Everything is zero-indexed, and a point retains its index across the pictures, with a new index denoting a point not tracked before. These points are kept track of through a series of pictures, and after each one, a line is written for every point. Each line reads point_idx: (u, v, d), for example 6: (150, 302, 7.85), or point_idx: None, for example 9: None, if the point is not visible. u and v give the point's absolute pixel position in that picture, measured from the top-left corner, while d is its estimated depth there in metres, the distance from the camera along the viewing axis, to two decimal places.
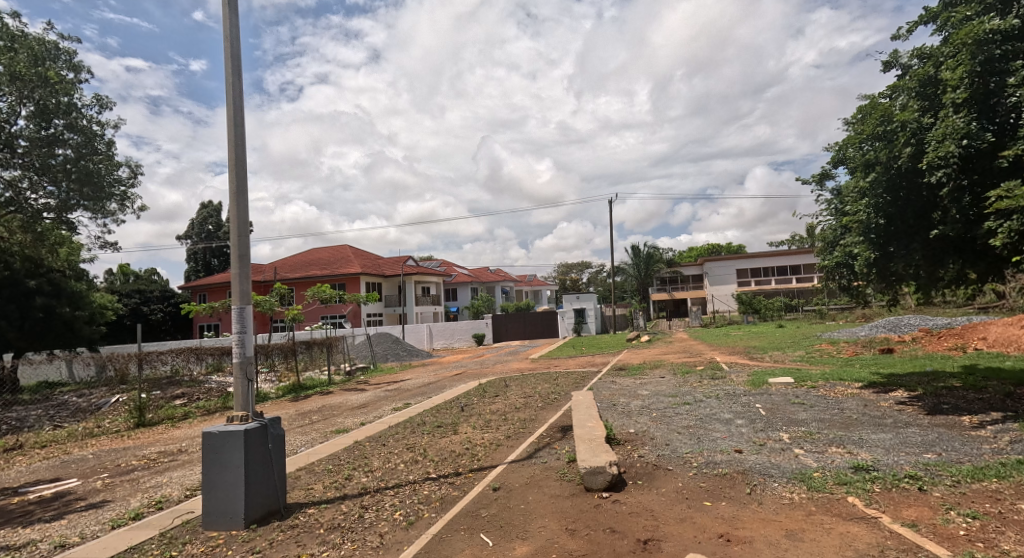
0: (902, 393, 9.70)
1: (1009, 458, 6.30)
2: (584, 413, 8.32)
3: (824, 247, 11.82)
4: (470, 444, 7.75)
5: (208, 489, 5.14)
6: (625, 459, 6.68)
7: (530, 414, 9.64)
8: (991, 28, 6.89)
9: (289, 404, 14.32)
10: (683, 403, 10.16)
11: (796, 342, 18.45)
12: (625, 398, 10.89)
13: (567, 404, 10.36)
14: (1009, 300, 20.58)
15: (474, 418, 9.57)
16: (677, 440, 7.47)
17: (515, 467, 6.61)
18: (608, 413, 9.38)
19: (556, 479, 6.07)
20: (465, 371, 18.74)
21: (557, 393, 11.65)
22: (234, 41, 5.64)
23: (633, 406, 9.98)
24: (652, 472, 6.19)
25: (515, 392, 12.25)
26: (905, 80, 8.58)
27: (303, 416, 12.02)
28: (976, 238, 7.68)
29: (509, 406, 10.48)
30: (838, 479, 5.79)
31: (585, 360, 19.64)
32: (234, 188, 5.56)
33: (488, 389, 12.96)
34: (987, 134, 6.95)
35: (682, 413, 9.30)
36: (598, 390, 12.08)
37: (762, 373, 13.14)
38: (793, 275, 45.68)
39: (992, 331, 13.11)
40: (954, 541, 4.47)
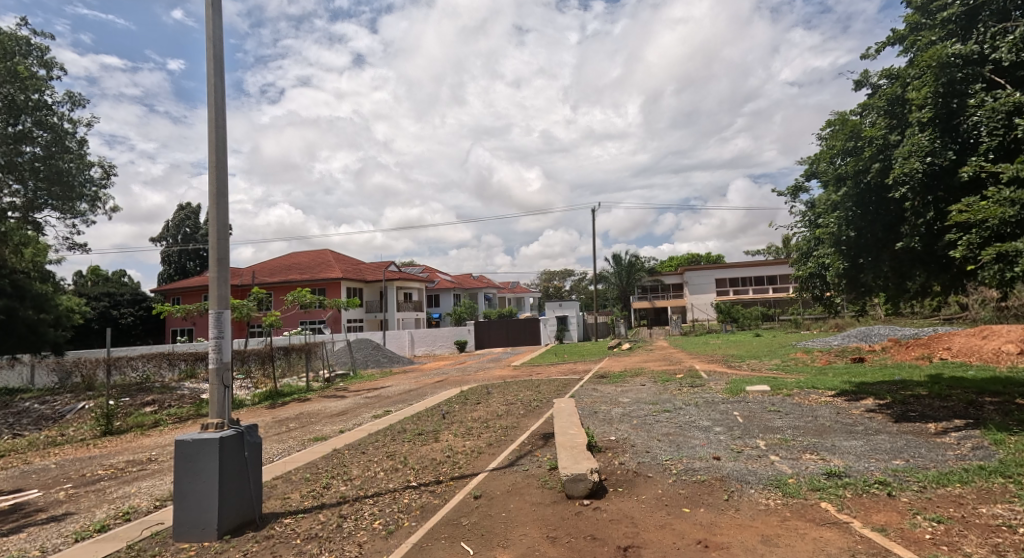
0: (872, 401, 10.01)
1: (971, 464, 6.60)
2: (566, 421, 8.44)
3: (798, 258, 12.04)
4: (451, 452, 7.84)
5: (180, 499, 5.14)
6: (605, 466, 6.81)
7: (512, 422, 9.75)
8: (953, 52, 7.12)
9: (265, 411, 14.25)
10: (663, 410, 10.36)
11: (772, 351, 18.72)
12: (606, 405, 11.05)
13: (548, 411, 10.47)
14: (972, 311, 21.26)
15: (456, 425, 9.66)
16: (657, 447, 7.63)
17: (495, 475, 6.71)
18: (590, 420, 9.52)
19: (536, 486, 6.19)
20: (447, 378, 18.76)
21: (538, 401, 11.76)
22: (217, 41, 5.70)
23: (614, 413, 10.15)
24: (632, 479, 6.33)
25: (497, 400, 12.30)
26: (874, 99, 8.92)
27: (281, 424, 11.98)
28: (939, 252, 8.00)
29: (491, 413, 10.59)
30: (812, 485, 5.99)
31: (568, 367, 19.85)
32: (214, 189, 5.59)
33: (469, 397, 13.02)
34: (951, 152, 7.20)
35: (662, 420, 9.48)
36: (579, 397, 12.27)
37: (739, 381, 13.43)
38: (770, 286, 46.45)
39: (956, 341, 13.43)
40: (921, 545, 4.68)
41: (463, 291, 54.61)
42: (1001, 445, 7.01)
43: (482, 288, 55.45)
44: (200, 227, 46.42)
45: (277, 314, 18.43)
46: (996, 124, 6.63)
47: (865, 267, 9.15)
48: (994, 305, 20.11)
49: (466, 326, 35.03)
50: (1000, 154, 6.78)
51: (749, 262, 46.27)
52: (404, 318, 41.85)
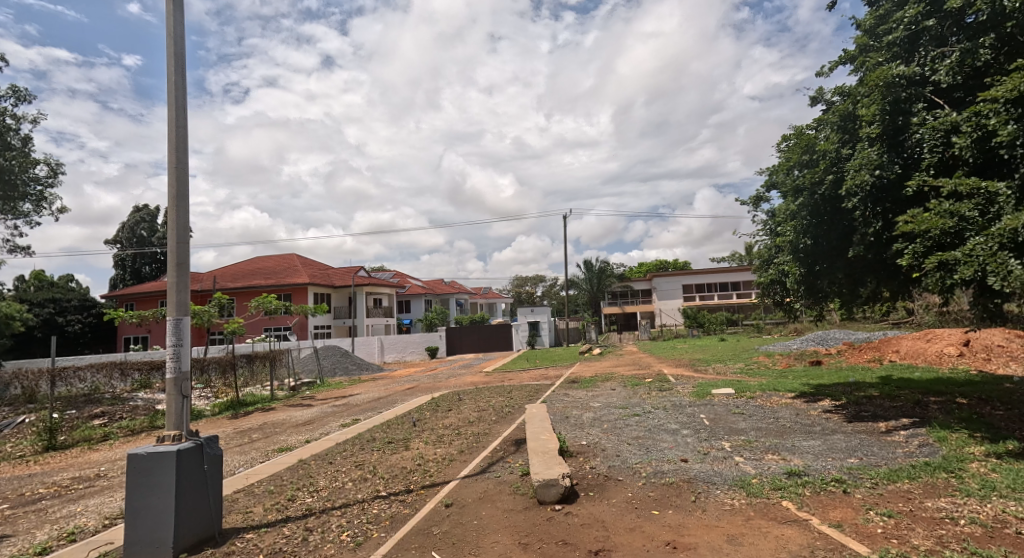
0: (828, 402, 10.48)
1: (918, 460, 7.01)
2: (537, 427, 8.65)
3: (761, 264, 12.46)
4: (422, 460, 7.96)
5: (133, 516, 5.10)
6: (577, 471, 7.03)
7: (484, 428, 9.91)
8: (898, 73, 7.56)
9: (226, 422, 14.09)
10: (632, 414, 10.64)
11: (737, 355, 19.23)
12: (578, 410, 11.29)
13: (520, 417, 10.68)
14: (918, 315, 22.32)
15: (427, 433, 9.77)
16: (627, 451, 7.89)
17: (466, 482, 6.86)
18: (562, 426, 9.74)
19: (508, 493, 6.36)
20: (417, 385, 18.78)
21: (510, 407, 11.95)
22: (178, 39, 5.74)
23: (586, 418, 10.39)
24: (603, 484, 6.55)
25: (468, 406, 12.43)
26: (828, 115, 9.40)
27: (243, 434, 11.90)
28: (888, 261, 8.49)
29: (463, 420, 10.72)
30: (774, 484, 6.30)
31: (541, 373, 20.01)
32: (174, 191, 5.63)
33: (441, 404, 13.13)
34: (896, 166, 7.66)
35: (632, 424, 9.78)
36: (551, 402, 12.49)
37: (705, 385, 13.84)
38: (734, 292, 47.63)
39: (903, 344, 14.12)
40: (874, 539, 5.00)
41: (435, 296, 54.46)
42: (944, 442, 7.46)
43: (453, 293, 55.30)
44: (156, 229, 44.86)
45: (239, 321, 18.25)
46: (936, 141, 7.07)
47: (821, 273, 9.63)
48: (936, 311, 21.16)
49: (437, 332, 34.93)
50: (940, 169, 7.22)
51: (714, 269, 47.37)
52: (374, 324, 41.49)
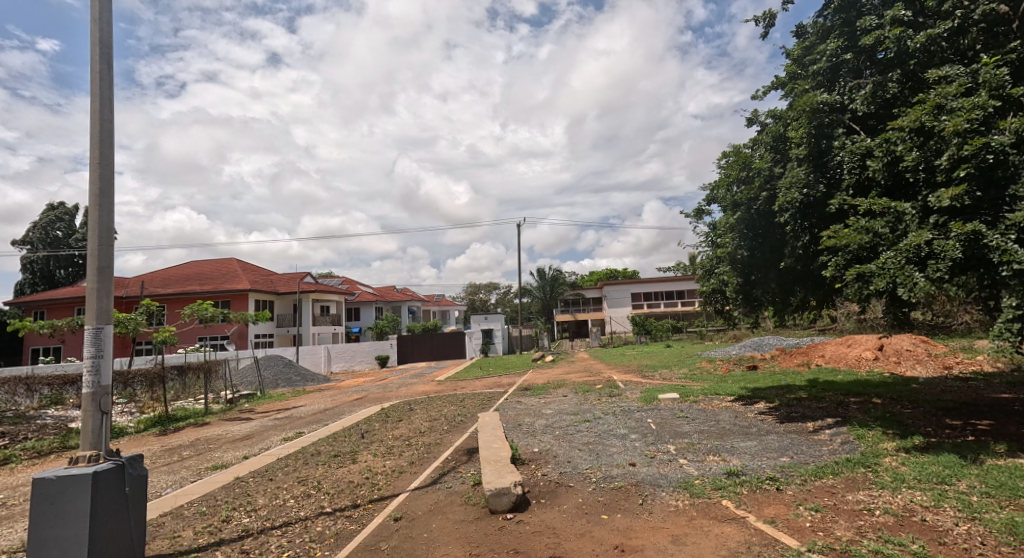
0: (763, 404, 11.15)
1: (840, 457, 7.62)
2: (489, 435, 8.90)
3: (702, 274, 13.10)
4: (370, 473, 8.06)
5: (38, 550, 4.64)
6: (529, 478, 7.30)
7: (434, 438, 10.08)
8: (822, 100, 8.24)
9: (151, 439, 13.60)
10: (583, 420, 11.03)
11: (682, 361, 20.01)
12: (530, 417, 11.60)
13: (471, 426, 10.89)
14: (840, 322, 23.85)
15: (375, 445, 9.83)
16: (578, 457, 8.23)
17: (417, 494, 7.04)
18: (514, 433, 10.00)
19: (460, 503, 6.58)
20: (366, 396, 18.65)
21: (462, 416, 12.15)
22: (105, 26, 5.47)
23: (538, 425, 10.71)
24: (555, 490, 6.86)
25: (419, 416, 12.55)
26: (762, 136, 10.09)
27: (171, 453, 11.60)
28: (814, 271, 9.20)
29: (413, 430, 10.85)
30: (715, 484, 6.74)
31: (494, 380, 20.20)
32: (95, 190, 5.33)
33: (391, 414, 13.18)
34: (821, 185, 8.33)
35: (583, 430, 10.16)
36: (504, 410, 12.74)
37: (652, 390, 14.42)
38: (679, 300, 49.23)
39: (828, 348, 15.13)
40: (802, 532, 5.48)
41: (385, 303, 53.81)
42: (862, 438, 8.12)
43: (404, 301, 54.73)
44: (72, 230, 42.56)
45: (170, 330, 17.58)
46: (855, 163, 7.74)
47: (756, 283, 10.30)
48: (857, 318, 22.69)
49: (388, 340, 34.31)
50: (857, 190, 7.91)
51: (660, 277, 48.88)
52: (320, 332, 40.60)
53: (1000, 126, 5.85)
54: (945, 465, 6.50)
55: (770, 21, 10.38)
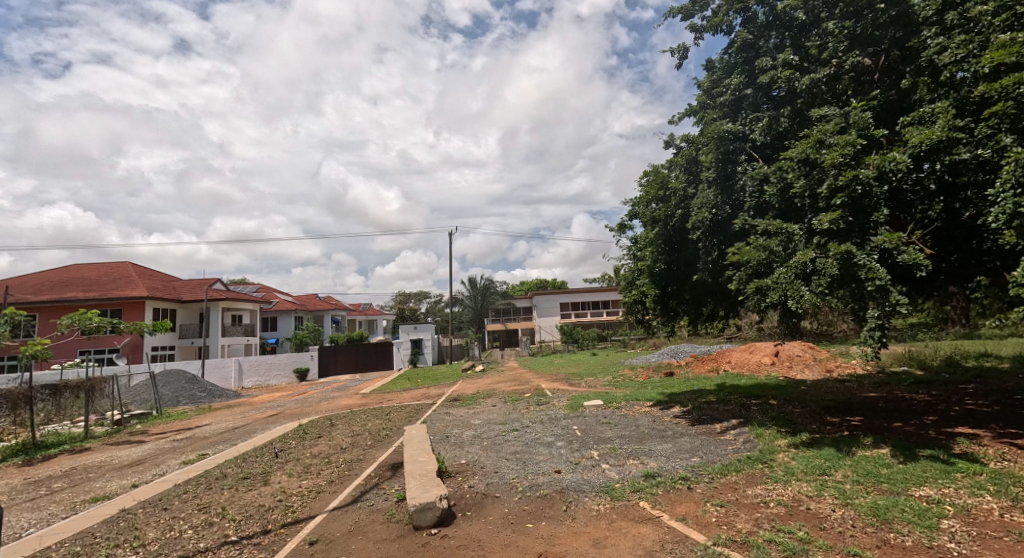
0: (678, 408, 11.91)
1: (742, 454, 8.27)
2: (414, 450, 9.00)
3: (626, 285, 13.75)
4: (282, 496, 7.89)
5: None
6: (456, 492, 7.47)
7: (356, 455, 10.06)
8: (727, 129, 9.08)
9: (14, 471, 11.53)
10: (511, 429, 11.37)
11: (606, 369, 20.79)
12: (458, 428, 11.79)
13: (396, 440, 10.99)
14: (745, 330, 25.70)
15: (290, 464, 9.58)
16: (505, 467, 8.51)
17: (338, 514, 7.08)
18: (441, 445, 10.16)
19: (382, 522, 6.70)
20: (283, 412, 18.03)
21: (386, 430, 12.19)
22: None
23: (466, 436, 10.93)
24: (480, 502, 7.08)
25: (340, 432, 12.43)
26: (677, 158, 10.87)
27: (38, 485, 10.06)
28: (722, 285, 10.00)
29: (334, 447, 10.78)
30: (633, 487, 7.11)
31: (422, 393, 20.07)
32: None
33: (310, 430, 12.95)
34: (727, 207, 9.11)
35: (511, 439, 10.48)
36: (432, 422, 12.84)
37: (578, 397, 15.00)
38: (604, 309, 51.03)
39: (733, 355, 16.33)
40: (709, 527, 5.80)
41: (303, 312, 51.71)
42: (761, 437, 8.89)
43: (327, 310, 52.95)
44: None
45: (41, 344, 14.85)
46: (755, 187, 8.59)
47: (673, 295, 11.05)
48: (759, 327, 24.53)
49: (306, 352, 33.25)
50: (756, 211, 8.77)
51: (587, 288, 50.44)
52: (230, 343, 38.37)
53: (865, 162, 6.71)
54: (826, 458, 7.20)
55: (683, 52, 11.25)
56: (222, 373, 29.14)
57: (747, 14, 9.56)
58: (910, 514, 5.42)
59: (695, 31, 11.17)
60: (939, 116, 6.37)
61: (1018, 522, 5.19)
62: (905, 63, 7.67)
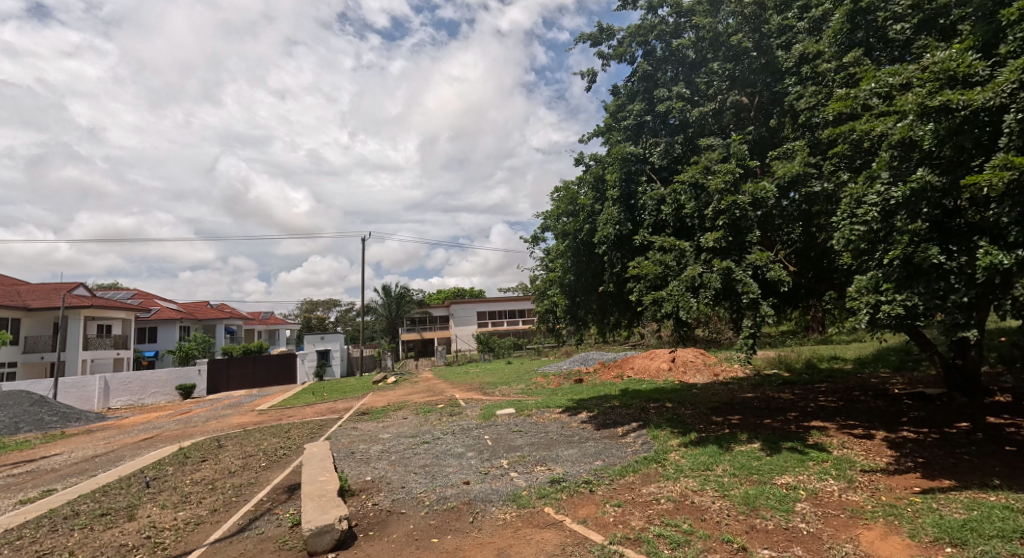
0: (585, 413, 12.58)
1: (640, 455, 8.93)
2: (314, 469, 8.78)
3: (538, 294, 14.37)
4: (152, 531, 7.12)
5: None
6: (358, 511, 7.42)
7: (248, 478, 9.42)
8: (631, 151, 9.79)
9: None
10: (421, 442, 11.51)
11: (518, 377, 21.36)
12: (366, 444, 11.77)
13: (294, 460, 10.58)
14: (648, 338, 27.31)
15: (166, 494, 8.66)
16: (413, 481, 8.59)
17: (224, 545, 6.65)
18: (346, 463, 10.09)
19: (273, 550, 6.42)
20: (160, 435, 16.21)
21: (284, 450, 11.63)
22: None
23: (373, 451, 10.93)
24: (384, 520, 7.07)
25: (231, 453, 11.62)
26: (586, 175, 11.56)
27: None
28: (625, 295, 10.74)
29: (222, 470, 10.01)
30: (539, 493, 7.40)
31: (325, 408, 19.44)
32: None
33: (195, 452, 11.91)
34: (630, 222, 9.82)
35: (421, 452, 10.61)
36: (337, 438, 12.67)
37: (491, 406, 15.42)
38: (521, 318, 52.13)
39: (636, 361, 17.39)
40: (606, 526, 6.21)
41: (191, 321, 44.06)
42: (657, 438, 9.63)
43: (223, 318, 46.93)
44: None
45: None
46: (654, 206, 9.36)
47: (581, 304, 11.70)
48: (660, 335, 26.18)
49: (196, 365, 29.66)
50: (655, 228, 9.55)
51: (504, 297, 51.28)
52: (94, 357, 29.46)
53: (743, 189, 7.63)
54: (710, 455, 7.97)
55: (592, 77, 12.00)
56: (81, 392, 24.31)
57: (646, 47, 10.38)
58: (773, 500, 6.21)
59: (602, 58, 11.95)
60: (798, 153, 7.49)
61: (852, 501, 6.11)
62: (773, 104, 9.06)
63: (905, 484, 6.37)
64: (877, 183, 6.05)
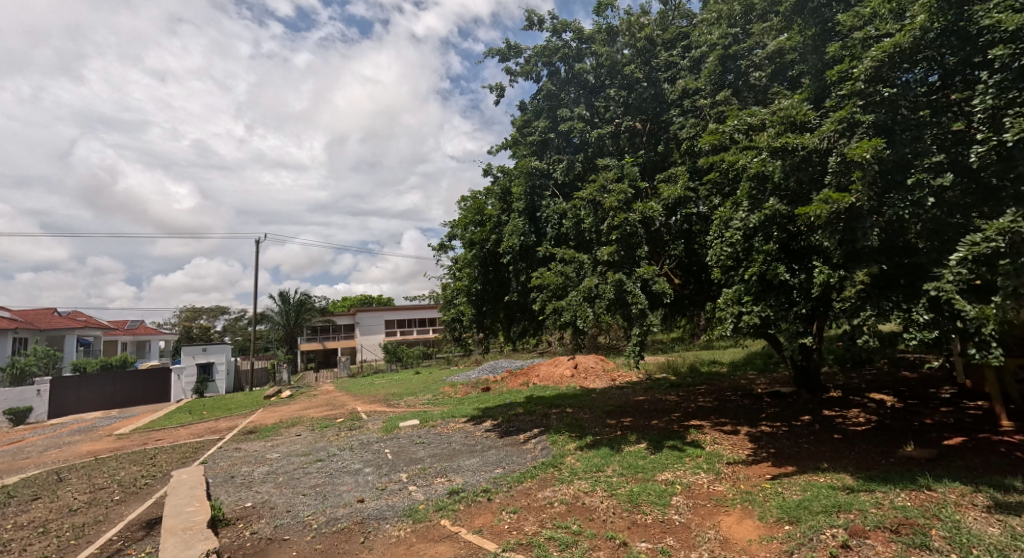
0: (489, 422, 12.89)
1: (539, 460, 9.35)
2: (182, 498, 8.22)
3: (445, 303, 14.54)
4: None
5: None
6: (234, 542, 7.13)
7: (94, 514, 8.53)
8: (536, 166, 10.23)
9: None
10: (314, 461, 11.19)
11: (424, 387, 21.34)
12: (250, 466, 11.21)
13: (156, 490, 9.65)
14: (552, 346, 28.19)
15: None
16: (300, 504, 8.36)
17: None
18: (224, 487, 9.54)
19: None
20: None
21: (148, 477, 10.60)
22: None
23: (256, 474, 10.42)
24: (266, 548, 6.88)
25: (77, 486, 10.44)
26: (493, 187, 11.92)
27: None
28: (528, 304, 11.15)
29: (62, 508, 8.97)
30: (437, 506, 7.53)
31: (204, 427, 17.98)
32: None
33: (30, 488, 10.57)
34: (533, 235, 10.21)
35: (312, 471, 10.33)
36: (217, 461, 11.95)
37: (394, 418, 15.36)
38: (430, 326, 51.92)
39: (542, 368, 17.95)
40: (501, 534, 6.48)
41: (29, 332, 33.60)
42: (556, 443, 10.10)
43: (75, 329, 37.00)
44: None
45: None
46: (556, 219, 9.86)
47: (487, 313, 11.91)
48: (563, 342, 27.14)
49: (32, 386, 24.76)
50: (557, 240, 10.06)
51: (412, 305, 50.80)
52: None
53: (633, 208, 8.21)
54: (602, 457, 8.51)
55: (500, 91, 12.41)
56: None
57: (551, 67, 10.96)
58: (652, 495, 6.80)
59: (510, 74, 12.40)
60: (679, 177, 8.29)
61: (718, 491, 6.82)
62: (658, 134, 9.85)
63: (760, 472, 7.20)
64: (739, 211, 6.95)
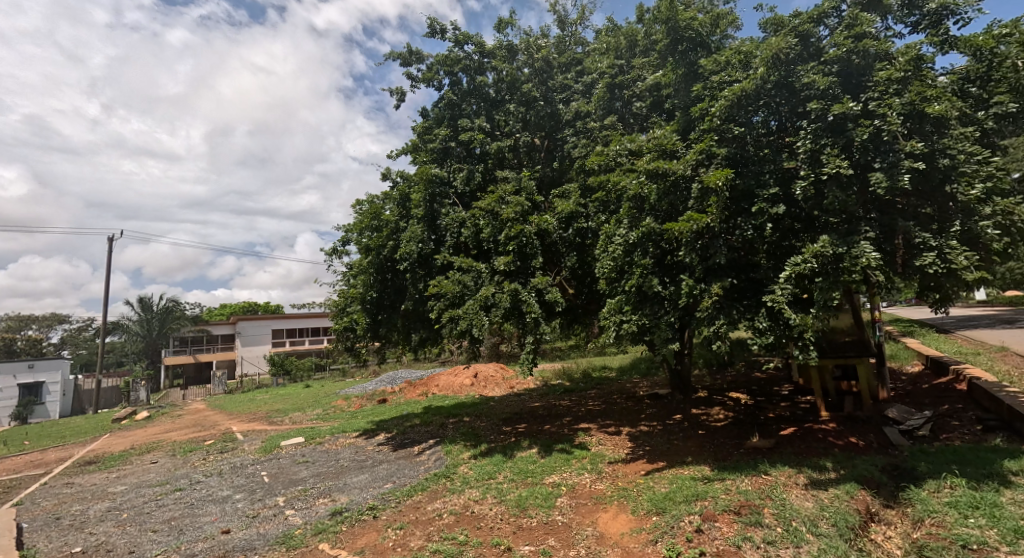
0: (382, 435, 12.68)
1: (432, 472, 9.36)
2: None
3: (338, 312, 14.12)
4: None
5: None
6: None
7: None
8: (437, 174, 10.28)
9: None
10: (171, 491, 10.27)
11: (313, 402, 20.47)
12: (86, 502, 10.01)
13: None
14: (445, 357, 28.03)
15: None
16: (148, 542, 7.68)
17: None
18: (48, 531, 8.46)
19: None
20: None
21: None
22: None
23: (92, 512, 9.30)
24: None
25: None
26: (391, 193, 11.83)
27: None
28: (423, 312, 11.13)
29: None
30: (316, 529, 7.30)
31: (30, 458, 15.85)
32: None
33: None
34: (432, 242, 10.26)
35: (170, 502, 9.51)
36: (46, 498, 10.56)
37: (275, 437, 14.65)
38: (324, 336, 50.00)
39: (441, 378, 17.90)
40: (386, 552, 6.40)
41: None
42: (449, 452, 10.16)
43: None
44: None
45: None
46: (455, 227, 9.98)
47: (383, 321, 11.75)
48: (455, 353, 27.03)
49: None
50: (455, 248, 10.20)
51: (305, 314, 48.57)
52: None
53: (530, 220, 8.57)
54: (494, 464, 8.68)
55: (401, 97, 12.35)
56: None
57: (453, 77, 11.11)
58: (539, 499, 7.04)
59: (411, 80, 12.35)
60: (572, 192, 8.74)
61: (598, 489, 7.20)
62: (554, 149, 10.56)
63: (636, 469, 7.68)
64: (620, 228, 7.47)
